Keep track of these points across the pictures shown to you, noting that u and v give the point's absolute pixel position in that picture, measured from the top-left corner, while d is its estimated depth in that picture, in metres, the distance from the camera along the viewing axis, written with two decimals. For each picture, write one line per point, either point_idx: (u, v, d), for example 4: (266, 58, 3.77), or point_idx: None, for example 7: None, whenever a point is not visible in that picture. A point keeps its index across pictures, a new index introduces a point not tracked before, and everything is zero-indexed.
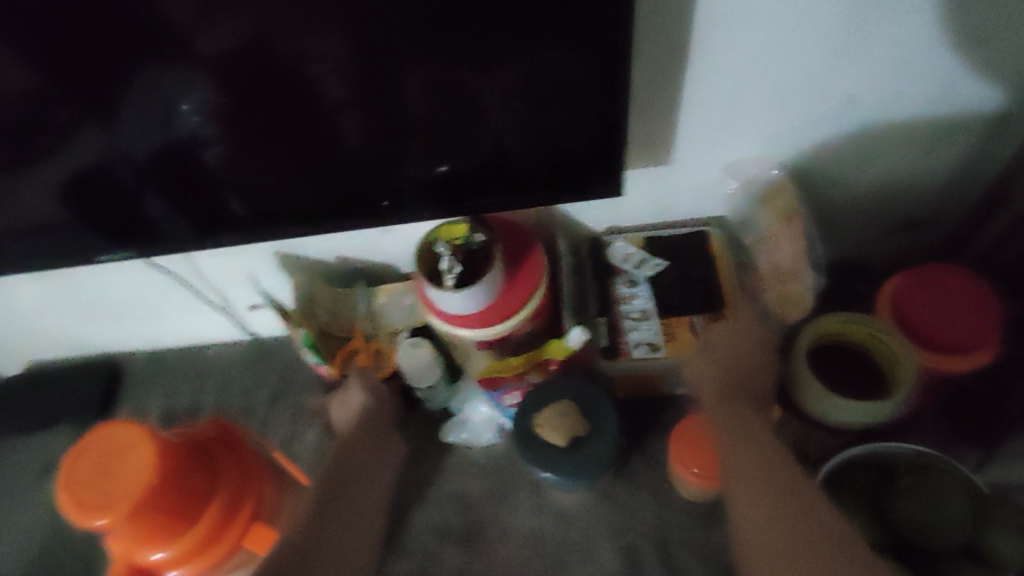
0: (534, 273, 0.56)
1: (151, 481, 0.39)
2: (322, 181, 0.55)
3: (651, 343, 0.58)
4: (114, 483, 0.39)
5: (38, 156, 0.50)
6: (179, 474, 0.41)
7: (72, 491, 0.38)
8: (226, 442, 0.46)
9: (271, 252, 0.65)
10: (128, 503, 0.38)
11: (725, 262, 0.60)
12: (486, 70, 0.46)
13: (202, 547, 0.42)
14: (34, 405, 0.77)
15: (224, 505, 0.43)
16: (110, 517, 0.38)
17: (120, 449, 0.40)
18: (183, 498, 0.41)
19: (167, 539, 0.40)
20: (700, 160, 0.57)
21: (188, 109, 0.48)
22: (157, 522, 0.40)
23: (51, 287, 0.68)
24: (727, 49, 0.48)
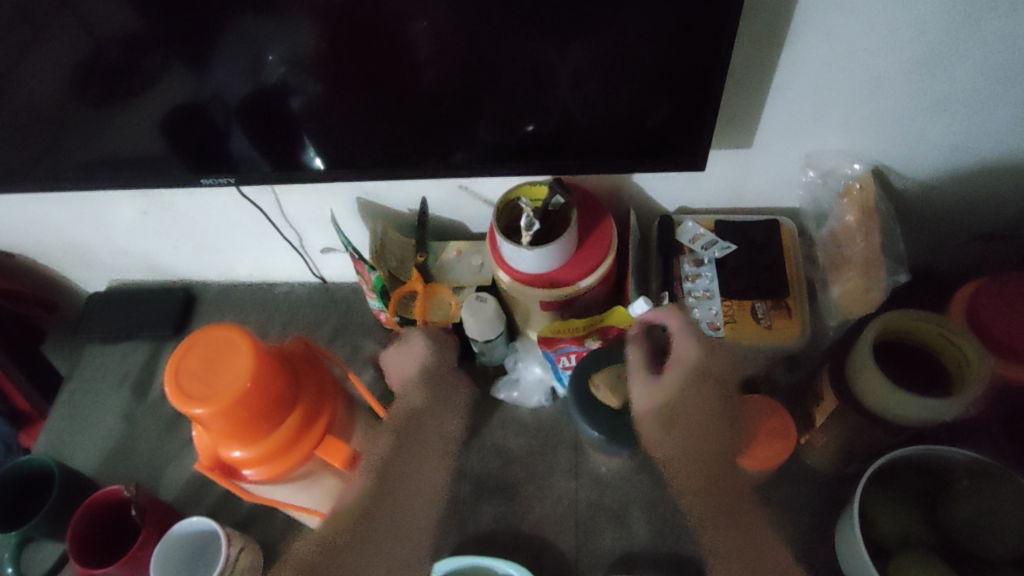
0: (605, 240, 0.58)
1: (245, 383, 0.43)
2: (405, 134, 0.57)
3: (712, 323, 0.59)
4: (214, 379, 0.43)
5: (139, 87, 0.54)
6: (271, 381, 0.44)
7: (178, 382, 0.43)
8: (311, 360, 0.49)
9: (352, 196, 0.67)
10: (225, 399, 0.42)
11: (793, 253, 0.61)
12: (564, 42, 0.48)
13: (282, 450, 0.45)
14: (114, 321, 0.82)
15: (304, 415, 0.46)
16: (208, 409, 0.42)
17: (222, 351, 0.44)
18: (271, 403, 0.44)
19: (250, 440, 0.44)
20: (776, 149, 0.58)
21: (274, 59, 0.51)
22: (245, 421, 0.43)
23: (143, 210, 0.73)
24: (814, 39, 0.49)
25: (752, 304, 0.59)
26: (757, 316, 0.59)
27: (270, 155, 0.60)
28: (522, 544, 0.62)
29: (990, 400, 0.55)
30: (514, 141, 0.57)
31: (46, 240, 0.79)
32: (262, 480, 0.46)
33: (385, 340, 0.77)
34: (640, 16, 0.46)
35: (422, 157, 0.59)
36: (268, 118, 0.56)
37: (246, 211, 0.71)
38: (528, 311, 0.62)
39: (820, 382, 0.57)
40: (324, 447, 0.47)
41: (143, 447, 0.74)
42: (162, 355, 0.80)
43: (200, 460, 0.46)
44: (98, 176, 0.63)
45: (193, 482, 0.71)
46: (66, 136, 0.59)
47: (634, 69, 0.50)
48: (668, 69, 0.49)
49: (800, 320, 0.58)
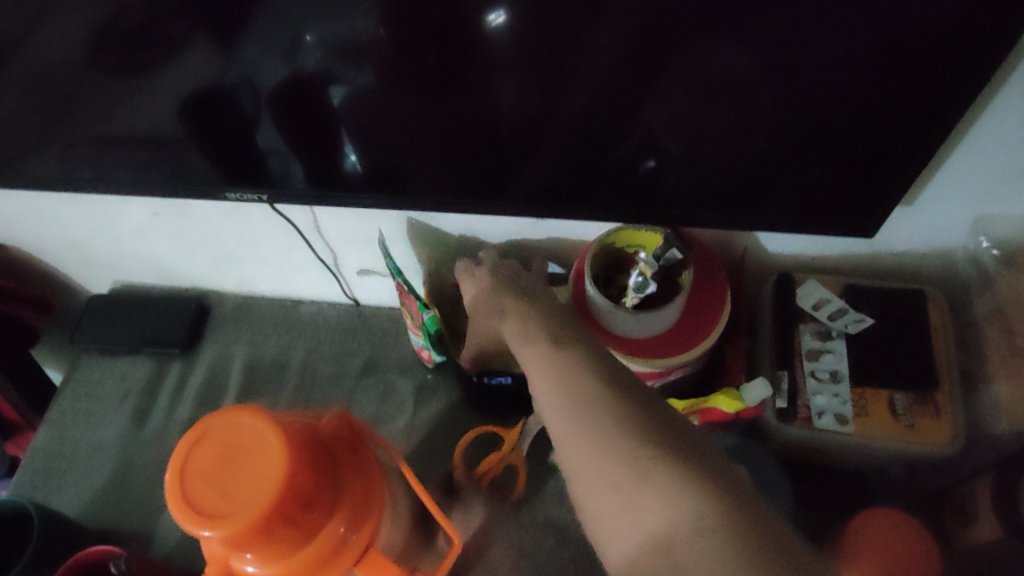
0: (717, 307, 0.47)
1: (274, 497, 0.32)
2: (464, 155, 0.46)
3: (839, 415, 0.48)
4: (234, 487, 0.33)
5: (150, 65, 0.43)
6: (307, 489, 0.34)
7: (185, 484, 0.33)
8: (356, 446, 0.39)
9: (402, 216, 0.57)
10: (245, 514, 0.32)
11: (942, 332, 0.49)
12: (643, 45, 0.37)
13: (314, 571, 0.35)
14: (114, 329, 0.72)
15: (346, 524, 0.36)
16: (223, 530, 0.32)
17: (244, 444, 0.34)
18: (305, 513, 0.34)
19: (275, 561, 0.34)
20: (942, 207, 0.46)
21: (312, 41, 0.40)
22: (272, 541, 0.33)
23: (151, 211, 0.62)
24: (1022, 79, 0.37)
25: (890, 395, 0.48)
26: (896, 412, 0.48)
27: (305, 156, 0.49)
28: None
29: None
30: (596, 178, 0.46)
31: (41, 234, 0.68)
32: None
33: (425, 379, 0.66)
34: (824, 32, 0.34)
35: (486, 184, 0.48)
36: (305, 114, 0.45)
37: (274, 222, 0.61)
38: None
39: (972, 499, 0.46)
40: (366, 567, 0.37)
41: (139, 484, 0.65)
42: (166, 374, 0.70)
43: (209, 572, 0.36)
44: (100, 165, 0.53)
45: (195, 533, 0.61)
46: (64, 118, 0.49)
47: (778, 92, 0.38)
48: (838, 102, 0.38)
49: (950, 420, 0.47)
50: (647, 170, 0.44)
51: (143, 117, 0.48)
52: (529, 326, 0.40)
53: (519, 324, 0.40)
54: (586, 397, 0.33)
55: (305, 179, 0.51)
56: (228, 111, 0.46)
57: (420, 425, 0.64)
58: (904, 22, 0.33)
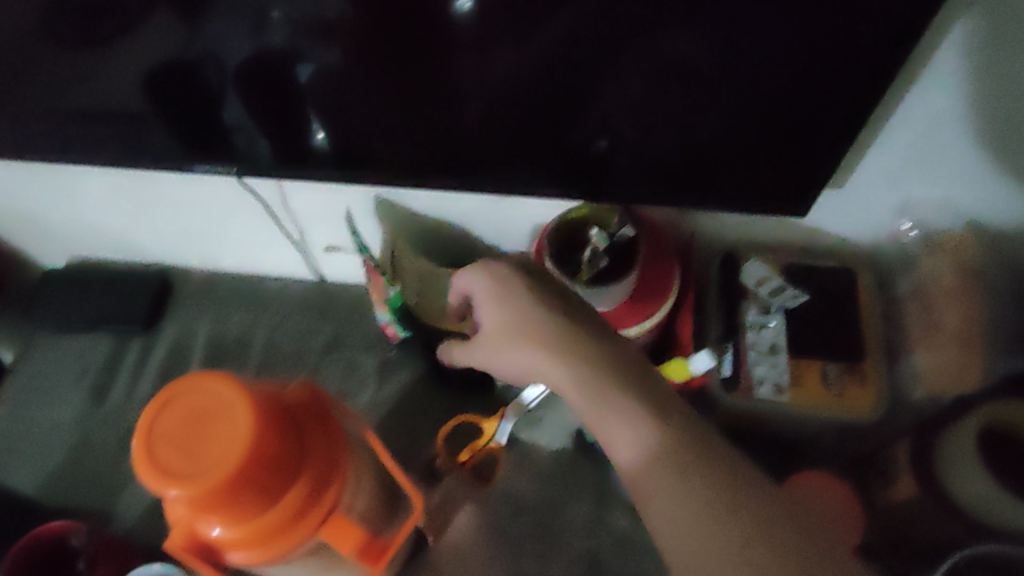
0: (664, 285, 0.50)
1: (242, 458, 0.34)
2: (428, 134, 0.48)
3: (777, 384, 0.52)
4: (201, 448, 0.34)
5: (114, 37, 0.44)
6: (273, 452, 0.35)
7: (152, 448, 0.34)
8: (320, 415, 0.41)
9: (368, 194, 0.58)
10: (212, 475, 0.33)
11: (870, 309, 0.54)
12: (608, 34, 0.39)
13: (278, 533, 0.36)
14: (74, 303, 0.72)
15: (311, 488, 0.37)
16: (191, 488, 0.33)
17: (212, 409, 0.35)
18: (271, 477, 0.35)
19: (239, 522, 0.35)
20: (871, 190, 0.51)
21: (278, 18, 0.41)
22: (238, 501, 0.34)
23: (112, 185, 0.62)
24: (943, 68, 0.42)
25: (824, 365, 0.52)
26: (828, 381, 0.52)
27: (270, 132, 0.50)
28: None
29: None
30: (556, 158, 0.48)
31: None
32: (249, 566, 0.37)
33: (388, 355, 0.68)
34: (766, 25, 0.37)
35: (449, 163, 0.50)
36: (271, 90, 0.46)
37: (240, 198, 0.61)
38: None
39: (895, 460, 0.50)
40: (330, 529, 0.38)
41: (96, 459, 0.64)
42: (126, 350, 0.70)
43: (173, 539, 0.37)
44: (60, 136, 0.52)
45: (154, 507, 0.61)
46: (23, 88, 0.49)
47: (725, 81, 0.41)
48: (778, 92, 0.41)
49: (875, 388, 0.51)
50: (604, 152, 0.47)
51: (106, 89, 0.48)
52: (595, 365, 0.40)
53: (585, 360, 0.40)
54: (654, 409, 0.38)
55: (270, 155, 0.51)
56: (194, 85, 0.47)
57: (383, 399, 0.65)
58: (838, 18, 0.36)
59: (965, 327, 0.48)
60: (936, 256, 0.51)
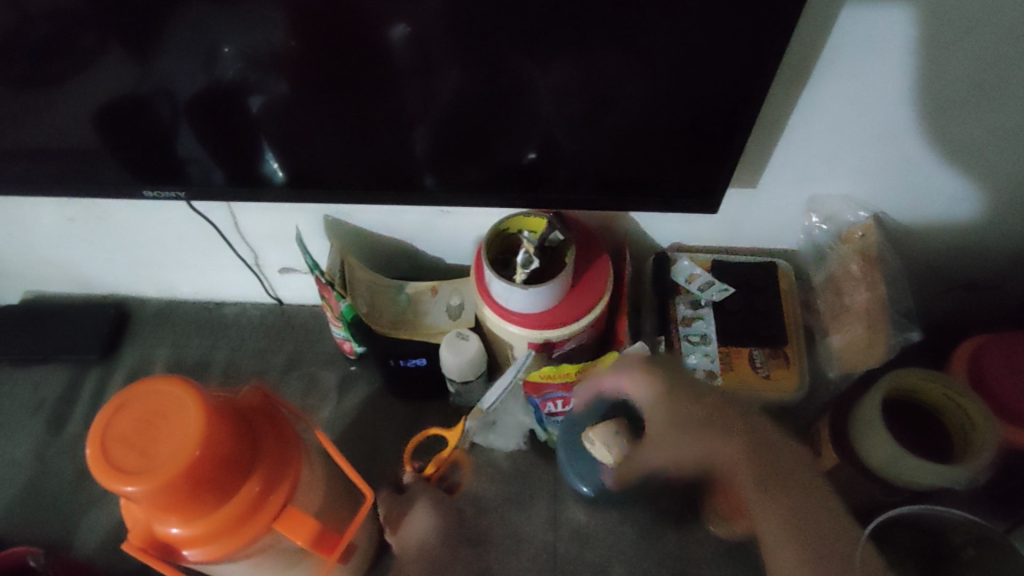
0: (598, 284, 0.54)
1: (195, 452, 0.36)
2: (374, 153, 0.51)
3: (709, 370, 0.55)
4: (156, 446, 0.36)
5: (67, 77, 0.46)
6: (226, 447, 0.38)
7: (107, 449, 0.36)
8: (271, 417, 0.43)
9: (316, 213, 0.61)
10: (166, 471, 0.35)
11: (790, 298, 0.59)
12: (536, 57, 0.43)
13: (233, 527, 0.38)
14: (30, 338, 0.72)
15: (262, 483, 0.39)
16: (147, 483, 0.35)
17: (165, 409, 0.37)
18: (224, 473, 0.37)
19: (193, 516, 0.37)
20: (784, 190, 0.55)
21: (228, 54, 0.44)
22: (192, 495, 0.37)
23: (68, 218, 0.63)
24: (837, 80, 0.46)
25: (750, 351, 0.56)
26: (755, 365, 0.56)
27: (222, 160, 0.53)
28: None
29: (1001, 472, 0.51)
30: (498, 170, 0.52)
31: None
32: (206, 562, 0.39)
33: (347, 370, 0.70)
34: (672, 44, 0.41)
35: (395, 178, 0.53)
36: (222, 119, 0.49)
37: (192, 224, 0.63)
38: (508, 343, 0.55)
39: (819, 435, 0.54)
40: (284, 521, 0.40)
41: (55, 488, 0.65)
42: (86, 381, 0.71)
43: (132, 540, 0.39)
44: (16, 173, 0.54)
45: (116, 531, 0.62)
46: None
47: (646, 94, 0.45)
48: (688, 102, 0.45)
49: (797, 368, 0.56)
50: (541, 163, 0.51)
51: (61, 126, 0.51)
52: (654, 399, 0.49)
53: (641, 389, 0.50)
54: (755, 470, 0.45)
55: (224, 181, 0.54)
56: (147, 117, 0.49)
57: (344, 413, 0.67)
58: (731, 37, 0.41)
59: (871, 307, 0.54)
60: (845, 246, 0.56)
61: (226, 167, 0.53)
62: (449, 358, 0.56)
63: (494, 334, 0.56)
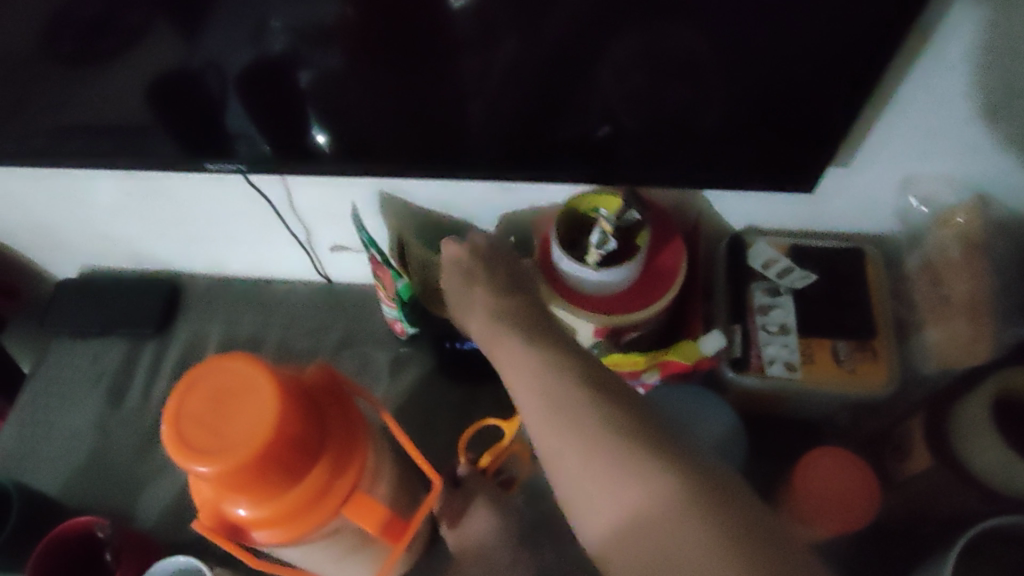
0: (672, 269, 0.50)
1: (267, 435, 0.34)
2: (430, 129, 0.48)
3: (788, 363, 0.52)
4: (227, 427, 0.35)
5: (119, 51, 0.44)
6: (297, 430, 0.36)
7: (178, 427, 0.35)
8: (339, 397, 0.41)
9: (372, 189, 0.59)
10: (237, 453, 0.34)
11: (878, 286, 0.54)
12: (611, 26, 0.39)
13: (302, 511, 0.37)
14: (86, 312, 0.72)
15: (331, 467, 0.38)
16: (218, 465, 0.34)
17: (235, 388, 0.36)
18: (294, 456, 0.36)
19: (262, 500, 0.36)
20: (876, 169, 0.51)
21: (281, 26, 0.42)
22: (262, 478, 0.35)
23: (122, 194, 0.63)
24: (950, 48, 0.41)
25: (833, 343, 0.52)
26: (839, 358, 0.52)
27: (276, 135, 0.51)
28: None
29: None
30: (559, 147, 0.49)
31: (10, 218, 0.68)
32: (274, 544, 0.38)
33: (399, 351, 0.68)
34: (763, 12, 0.37)
35: (451, 155, 0.50)
36: (275, 93, 0.47)
37: (246, 200, 0.62)
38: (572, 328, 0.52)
39: (910, 434, 0.50)
40: (352, 506, 0.39)
41: (116, 462, 0.65)
42: (140, 356, 0.71)
43: (200, 518, 0.38)
44: (70, 149, 0.53)
45: (172, 507, 0.62)
46: (34, 102, 0.50)
47: (727, 66, 0.41)
48: (777, 74, 0.41)
49: (886, 363, 0.52)
50: (606, 139, 0.47)
51: (114, 101, 0.49)
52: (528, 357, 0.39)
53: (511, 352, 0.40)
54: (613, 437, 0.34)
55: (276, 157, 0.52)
56: (199, 91, 0.47)
57: (397, 394, 0.66)
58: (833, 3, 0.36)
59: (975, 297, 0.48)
60: (943, 230, 0.51)
61: (280, 143, 0.51)
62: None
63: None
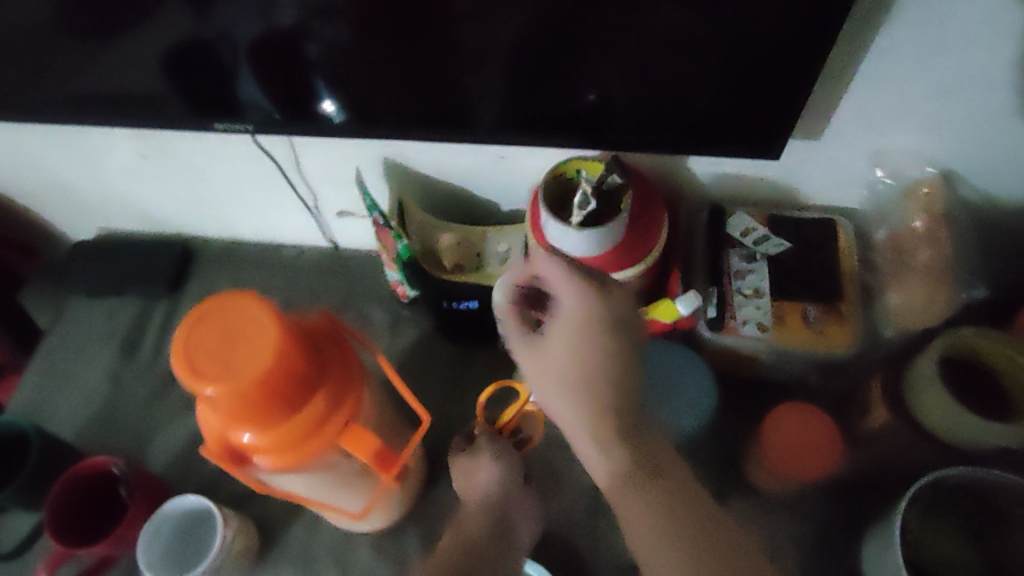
0: (653, 232, 0.54)
1: (268, 364, 0.38)
2: (431, 95, 0.52)
3: (760, 323, 0.55)
4: (231, 356, 0.38)
5: (138, 19, 0.48)
6: (295, 363, 0.39)
7: (188, 354, 0.38)
8: (337, 339, 0.45)
9: (376, 155, 0.62)
10: (240, 380, 0.37)
11: (849, 255, 0.58)
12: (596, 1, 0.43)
13: (298, 438, 0.41)
14: (101, 271, 0.76)
15: (326, 400, 0.42)
16: (222, 389, 0.37)
17: (240, 322, 0.39)
18: (292, 386, 0.40)
19: (261, 425, 0.40)
20: (848, 144, 0.54)
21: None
22: (262, 404, 0.39)
23: (138, 157, 0.66)
24: (912, 27, 0.44)
25: (804, 307, 0.56)
26: (808, 320, 0.55)
27: (284, 102, 0.54)
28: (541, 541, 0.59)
29: None
30: (552, 112, 0.52)
31: (30, 178, 0.72)
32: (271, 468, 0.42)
33: (397, 313, 0.72)
34: None
35: (450, 120, 0.54)
36: (283, 62, 0.50)
37: (254, 165, 0.65)
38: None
39: (872, 391, 0.54)
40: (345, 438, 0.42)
41: (129, 411, 0.69)
42: (152, 314, 0.74)
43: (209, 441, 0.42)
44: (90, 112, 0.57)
45: (181, 455, 0.66)
46: (57, 67, 0.53)
47: (706, 40, 0.44)
48: (752, 47, 0.44)
49: (853, 327, 0.55)
50: (596, 106, 0.51)
51: (132, 67, 0.52)
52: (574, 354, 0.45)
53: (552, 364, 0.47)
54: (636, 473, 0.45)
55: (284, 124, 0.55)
56: (212, 59, 0.50)
57: (395, 354, 0.70)
58: None
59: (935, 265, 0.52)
60: (909, 202, 0.55)
61: (288, 110, 0.54)
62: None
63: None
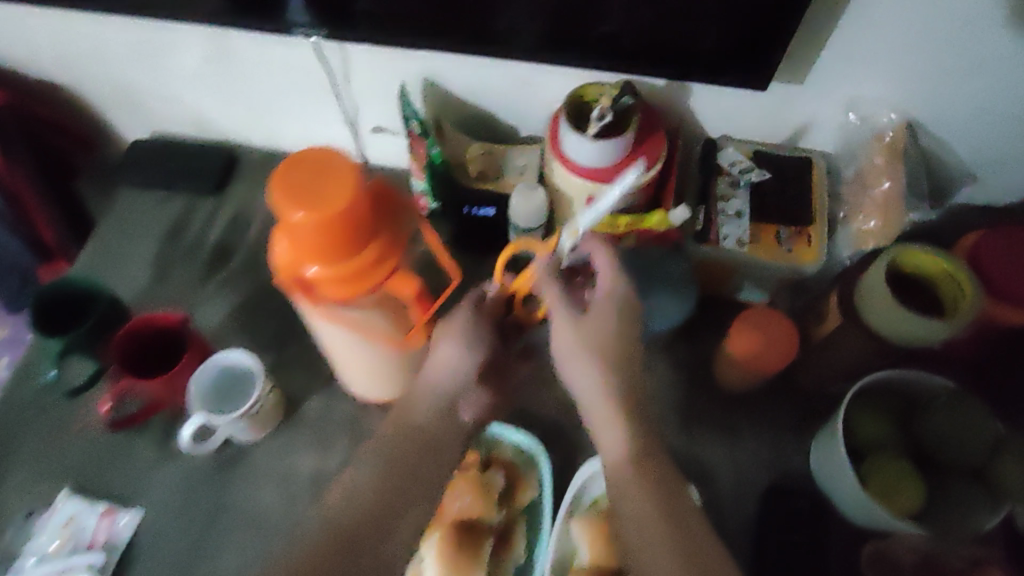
0: (654, 152, 0.62)
1: (345, 204, 0.47)
2: (471, 15, 0.59)
3: (739, 239, 0.64)
4: (317, 192, 0.47)
5: None
6: (365, 209, 0.48)
7: (283, 185, 0.47)
8: (397, 200, 0.53)
9: (415, 75, 0.70)
10: (325, 209, 0.46)
11: (820, 190, 0.66)
12: None
13: (357, 271, 0.50)
14: (152, 166, 0.83)
15: (383, 246, 0.51)
16: (307, 217, 0.46)
17: (326, 168, 0.48)
18: (360, 227, 0.49)
19: (331, 255, 0.49)
20: (828, 91, 0.63)
21: None
22: (336, 236, 0.48)
23: (202, 58, 0.73)
24: None
25: (777, 229, 0.65)
26: (780, 240, 0.64)
27: (341, 17, 0.61)
28: (535, 420, 0.68)
29: (974, 338, 0.61)
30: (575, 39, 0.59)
31: (94, 73, 0.77)
32: (330, 294, 0.51)
33: None
34: None
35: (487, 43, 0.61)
36: None
37: (305, 73, 0.72)
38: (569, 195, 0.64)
39: (828, 302, 0.63)
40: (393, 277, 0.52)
41: (172, 293, 0.76)
42: (196, 209, 0.81)
43: (279, 266, 0.51)
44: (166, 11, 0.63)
45: (219, 332, 0.74)
46: None
47: None
48: None
49: (818, 248, 0.64)
50: (615, 36, 0.59)
51: None
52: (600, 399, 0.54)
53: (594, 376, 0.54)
54: (642, 479, 0.52)
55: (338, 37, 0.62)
56: None
57: None
58: None
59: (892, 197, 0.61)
60: (876, 144, 0.64)
61: (344, 23, 0.61)
62: (519, 202, 0.64)
63: (557, 189, 0.65)
